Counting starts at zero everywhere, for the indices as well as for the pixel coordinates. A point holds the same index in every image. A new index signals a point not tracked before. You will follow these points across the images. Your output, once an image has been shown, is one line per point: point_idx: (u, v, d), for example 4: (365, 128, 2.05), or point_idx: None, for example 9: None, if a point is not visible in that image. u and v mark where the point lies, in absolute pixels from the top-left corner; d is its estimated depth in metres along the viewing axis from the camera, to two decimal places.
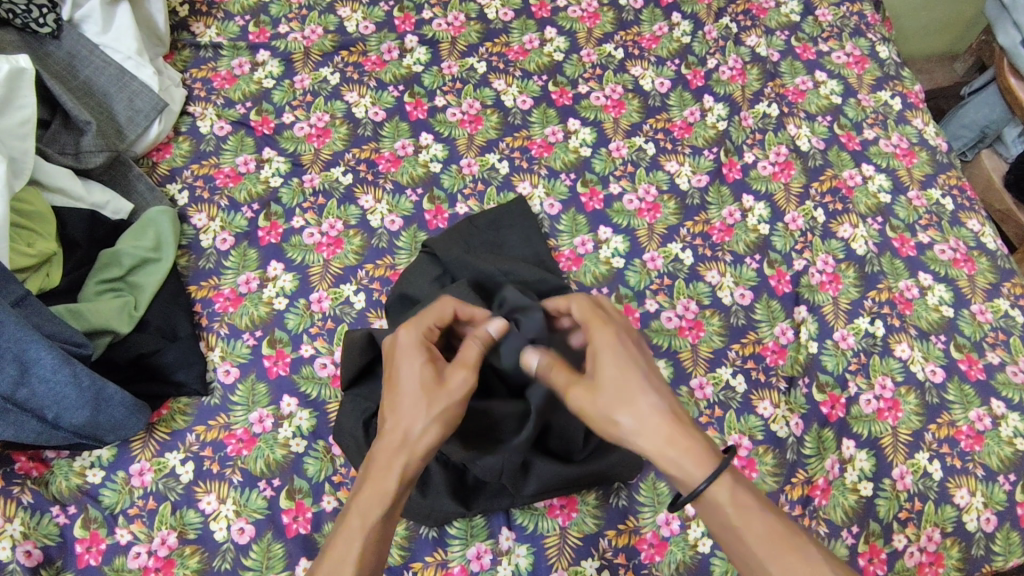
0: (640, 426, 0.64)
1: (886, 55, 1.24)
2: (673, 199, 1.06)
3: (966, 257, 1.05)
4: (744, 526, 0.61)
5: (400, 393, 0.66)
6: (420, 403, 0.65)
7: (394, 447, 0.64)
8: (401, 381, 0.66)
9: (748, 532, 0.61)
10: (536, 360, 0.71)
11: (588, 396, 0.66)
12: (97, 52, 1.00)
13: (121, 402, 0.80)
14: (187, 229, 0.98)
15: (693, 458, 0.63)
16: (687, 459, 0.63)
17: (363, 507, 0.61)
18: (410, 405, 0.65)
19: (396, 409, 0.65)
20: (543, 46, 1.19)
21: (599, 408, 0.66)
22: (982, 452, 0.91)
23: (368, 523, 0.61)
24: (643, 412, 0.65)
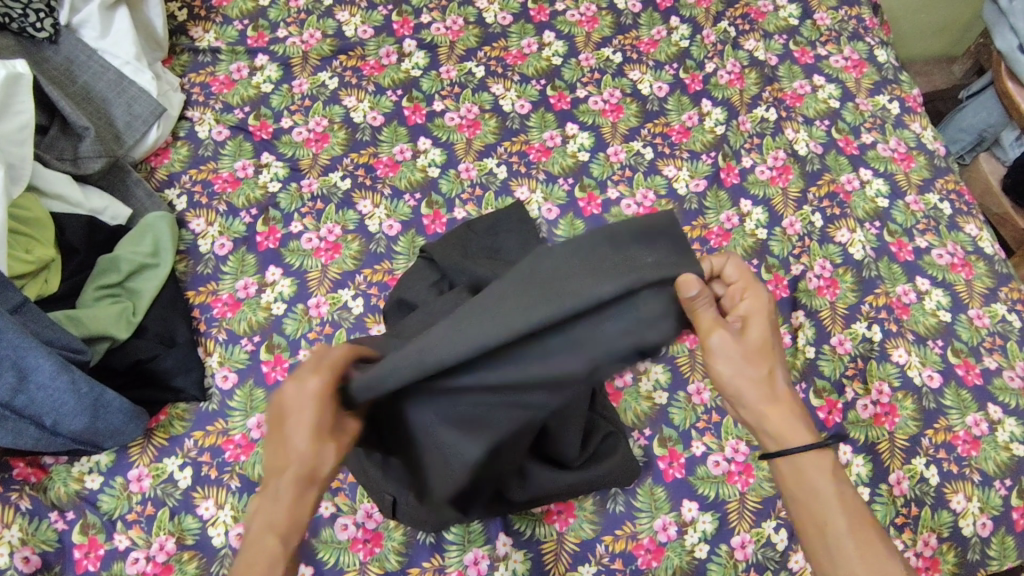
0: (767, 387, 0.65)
1: (884, 60, 1.24)
2: (670, 204, 1.06)
3: (963, 261, 1.05)
4: (841, 502, 0.62)
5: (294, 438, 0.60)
6: (319, 440, 0.61)
7: (300, 485, 0.60)
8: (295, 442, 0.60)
9: (836, 502, 0.62)
10: (695, 289, 0.62)
11: (735, 341, 0.64)
12: (95, 58, 1.00)
13: (119, 408, 0.80)
14: (185, 235, 0.99)
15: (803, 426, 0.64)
16: (796, 427, 0.64)
17: (279, 532, 0.59)
18: (308, 443, 0.61)
19: (291, 446, 0.61)
20: (541, 51, 1.19)
21: (738, 359, 0.64)
22: (978, 457, 0.91)
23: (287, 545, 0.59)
24: (771, 380, 0.65)
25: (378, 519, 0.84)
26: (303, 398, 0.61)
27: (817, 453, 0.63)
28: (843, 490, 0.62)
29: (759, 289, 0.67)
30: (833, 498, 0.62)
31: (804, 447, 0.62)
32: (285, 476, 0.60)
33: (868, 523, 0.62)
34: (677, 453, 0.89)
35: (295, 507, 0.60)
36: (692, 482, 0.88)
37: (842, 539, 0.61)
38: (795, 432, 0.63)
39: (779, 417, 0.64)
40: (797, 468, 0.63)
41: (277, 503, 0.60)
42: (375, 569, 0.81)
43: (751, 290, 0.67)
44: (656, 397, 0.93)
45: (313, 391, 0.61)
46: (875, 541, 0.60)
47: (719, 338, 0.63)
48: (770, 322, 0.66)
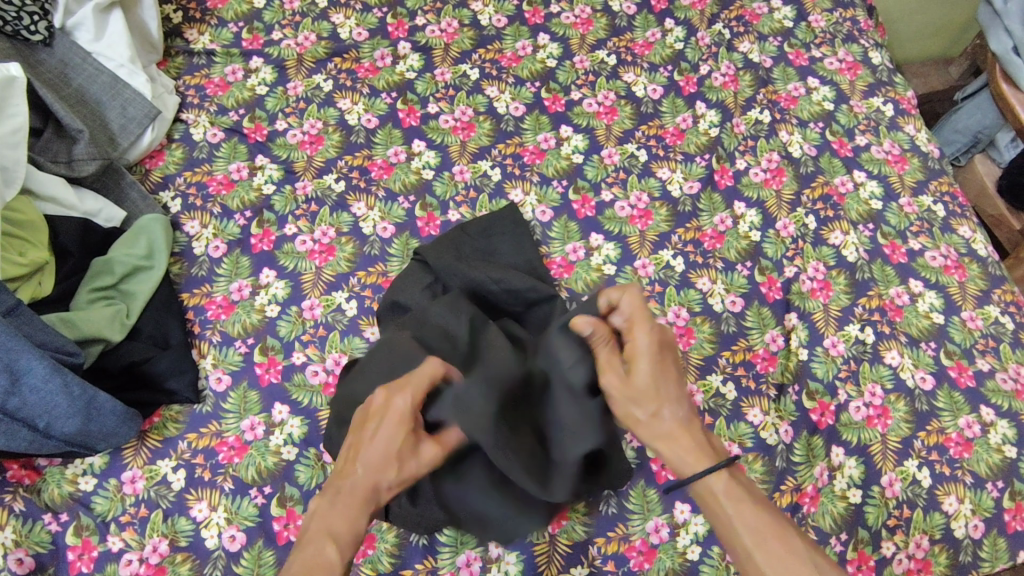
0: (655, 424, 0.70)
1: (878, 62, 1.24)
2: (664, 206, 1.07)
3: (957, 264, 1.05)
4: (739, 516, 0.66)
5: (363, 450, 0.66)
6: (388, 465, 0.65)
7: (361, 496, 0.64)
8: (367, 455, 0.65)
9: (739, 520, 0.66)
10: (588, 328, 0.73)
11: (623, 387, 0.70)
12: (89, 60, 1.00)
13: (112, 410, 0.80)
14: (179, 236, 0.99)
15: (701, 455, 0.69)
16: (692, 456, 0.69)
17: (337, 539, 0.63)
18: (379, 463, 0.65)
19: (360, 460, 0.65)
20: (536, 53, 1.19)
21: (628, 401, 0.70)
22: (971, 459, 0.91)
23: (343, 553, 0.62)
24: (661, 419, 0.70)
25: (371, 521, 0.84)
26: (387, 421, 0.66)
27: (710, 478, 0.68)
28: (741, 509, 0.66)
29: (647, 326, 0.72)
30: (739, 517, 0.66)
31: (704, 473, 0.68)
32: (353, 485, 0.65)
33: (777, 535, 0.65)
34: None
35: (354, 519, 0.64)
36: (685, 484, 0.88)
37: (753, 555, 0.64)
38: (687, 459, 0.69)
39: (680, 446, 0.69)
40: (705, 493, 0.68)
41: (338, 510, 0.64)
42: (368, 571, 0.82)
43: (636, 331, 0.72)
44: None
45: (398, 414, 0.67)
46: (779, 540, 0.64)
47: (608, 383, 0.70)
48: (655, 364, 0.70)
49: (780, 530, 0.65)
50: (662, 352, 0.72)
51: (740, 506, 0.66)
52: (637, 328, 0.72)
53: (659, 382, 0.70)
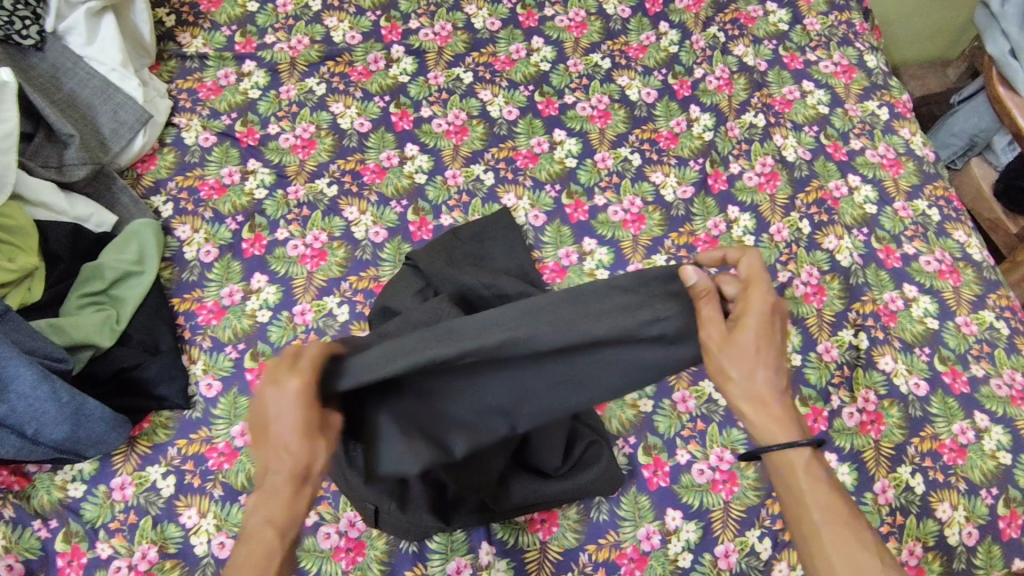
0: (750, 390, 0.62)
1: (874, 65, 1.24)
2: (657, 210, 1.06)
3: (951, 268, 1.05)
4: (816, 494, 0.61)
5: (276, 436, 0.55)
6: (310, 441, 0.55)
7: (287, 485, 0.55)
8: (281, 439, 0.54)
9: (812, 496, 0.61)
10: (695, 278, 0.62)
11: (722, 344, 0.61)
12: (81, 64, 1.00)
13: (101, 417, 0.80)
14: (170, 242, 0.99)
15: (788, 427, 0.62)
16: (778, 427, 0.62)
17: (277, 522, 0.56)
18: (297, 445, 0.55)
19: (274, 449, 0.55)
20: (529, 56, 1.18)
21: (728, 359, 0.61)
22: (965, 466, 0.91)
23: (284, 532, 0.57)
24: (761, 382, 0.62)
25: (361, 528, 0.84)
26: (280, 402, 0.54)
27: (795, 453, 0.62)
28: (818, 486, 0.61)
29: (761, 293, 0.62)
30: (813, 493, 0.61)
31: (785, 444, 0.61)
32: (272, 473, 0.55)
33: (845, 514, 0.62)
34: (661, 462, 0.89)
35: (290, 504, 0.56)
36: (677, 491, 0.87)
37: (819, 530, 0.61)
38: (777, 431, 0.62)
39: (763, 417, 0.62)
40: (780, 464, 0.62)
41: (271, 502, 0.55)
42: None
43: (750, 294, 0.62)
44: (641, 405, 0.92)
45: (291, 396, 0.54)
46: (850, 532, 0.61)
47: (706, 338, 0.61)
48: (765, 327, 0.61)
49: (851, 523, 0.61)
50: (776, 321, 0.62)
51: (815, 486, 0.62)
52: (754, 292, 0.62)
53: (762, 345, 0.61)
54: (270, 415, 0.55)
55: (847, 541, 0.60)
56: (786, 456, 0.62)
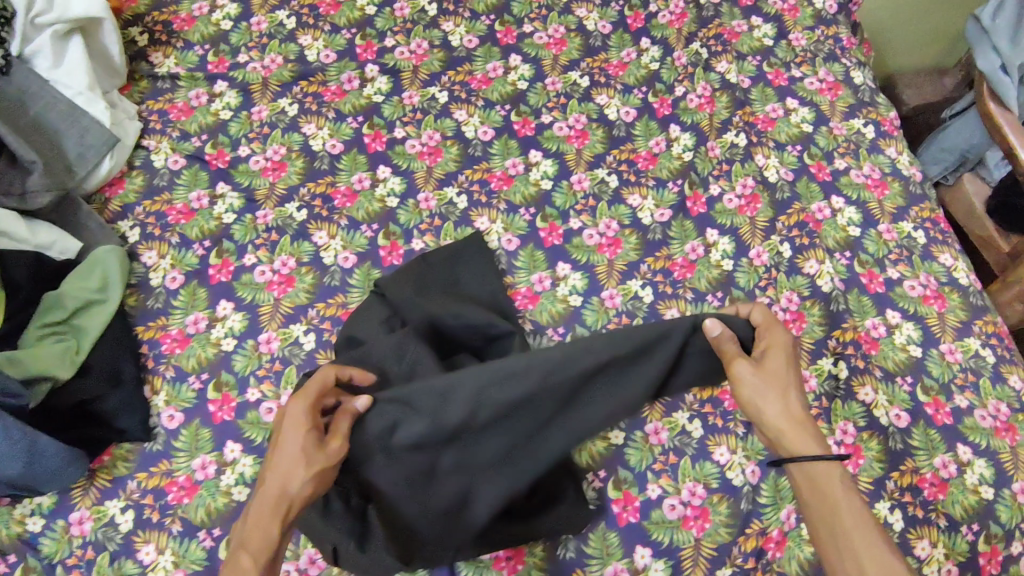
0: (787, 412, 0.72)
1: (860, 81, 1.21)
2: (634, 234, 1.04)
3: (936, 293, 1.02)
4: (850, 504, 0.67)
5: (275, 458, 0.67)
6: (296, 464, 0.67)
7: (271, 501, 0.65)
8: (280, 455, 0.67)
9: (845, 504, 0.67)
10: (718, 330, 0.75)
11: (758, 371, 0.73)
12: (46, 88, 0.98)
13: (56, 453, 0.78)
14: (136, 268, 0.98)
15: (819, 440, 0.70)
16: (811, 440, 0.70)
17: (250, 548, 0.62)
18: (284, 466, 0.66)
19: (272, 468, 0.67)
20: (507, 75, 1.16)
21: (757, 386, 0.73)
22: (945, 501, 0.88)
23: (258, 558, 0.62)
24: (790, 401, 0.72)
25: (322, 565, 0.82)
26: (288, 426, 0.69)
27: (824, 462, 0.69)
28: (851, 497, 0.68)
29: (778, 328, 0.76)
30: (852, 511, 0.67)
31: (818, 458, 0.69)
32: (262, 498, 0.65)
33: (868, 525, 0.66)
34: (632, 497, 0.87)
35: (262, 530, 0.63)
36: (646, 527, 0.85)
37: (847, 530, 0.66)
38: (805, 442, 0.70)
39: (797, 428, 0.71)
40: (813, 480, 0.69)
41: (252, 524, 0.64)
42: None
43: (773, 329, 0.76)
44: (612, 437, 0.90)
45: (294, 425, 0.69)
46: (882, 542, 0.65)
47: (739, 372, 0.73)
48: (788, 355, 0.74)
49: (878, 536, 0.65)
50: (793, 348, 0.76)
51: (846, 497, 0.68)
52: (773, 326, 0.76)
53: (788, 369, 0.74)
54: (279, 436, 0.69)
55: (875, 548, 0.64)
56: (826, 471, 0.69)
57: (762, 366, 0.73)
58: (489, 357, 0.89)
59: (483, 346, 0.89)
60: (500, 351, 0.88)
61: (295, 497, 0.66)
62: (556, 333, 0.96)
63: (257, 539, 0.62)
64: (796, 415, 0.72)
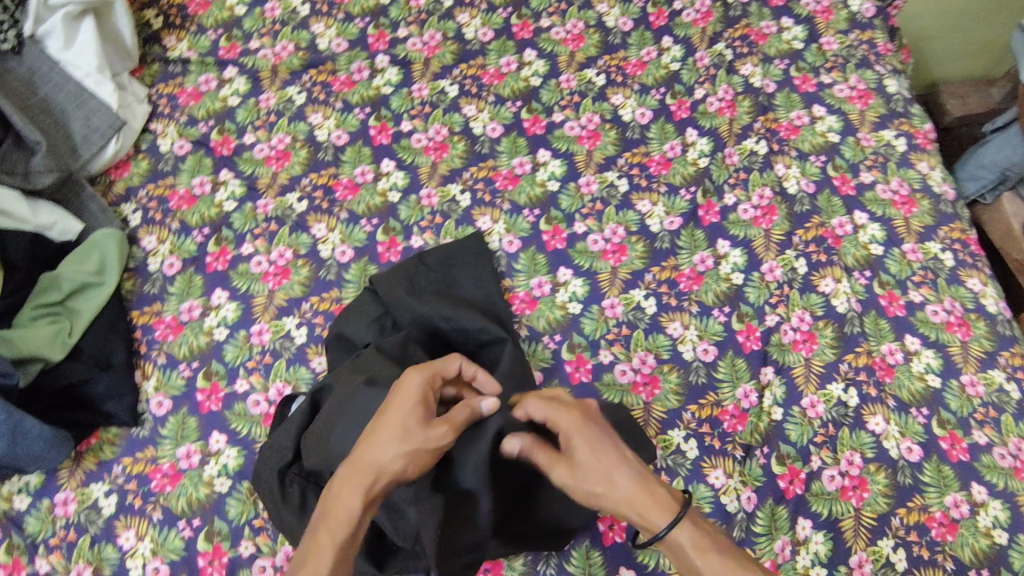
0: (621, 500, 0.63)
1: (894, 90, 1.14)
2: (641, 241, 1.00)
3: (961, 320, 0.96)
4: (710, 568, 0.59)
5: (382, 426, 0.64)
6: (398, 442, 0.63)
7: (366, 476, 0.61)
8: (385, 422, 0.64)
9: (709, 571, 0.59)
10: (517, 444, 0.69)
11: (571, 470, 0.65)
12: (57, 69, 0.99)
13: (40, 435, 0.79)
14: (135, 252, 0.98)
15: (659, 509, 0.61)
16: (652, 510, 0.61)
17: (331, 523, 0.58)
18: (387, 441, 0.63)
19: (371, 439, 0.63)
20: (520, 70, 1.13)
21: (581, 480, 0.64)
22: (955, 544, 0.83)
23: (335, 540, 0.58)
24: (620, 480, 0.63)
25: None
26: (396, 398, 0.66)
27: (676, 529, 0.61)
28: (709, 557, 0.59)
29: (569, 412, 0.68)
30: (708, 567, 0.59)
31: (664, 529, 0.61)
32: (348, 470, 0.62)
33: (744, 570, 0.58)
34: (619, 516, 0.84)
35: (348, 500, 0.59)
36: (632, 549, 0.82)
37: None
38: (654, 511, 0.61)
39: (643, 503, 0.62)
40: (673, 549, 0.61)
41: (340, 501, 0.60)
42: None
43: (558, 419, 0.68)
44: None
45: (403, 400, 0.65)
46: None
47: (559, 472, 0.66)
48: (589, 439, 0.65)
49: None
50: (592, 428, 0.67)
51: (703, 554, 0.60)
52: (556, 415, 0.68)
53: (602, 456, 0.64)
54: (388, 407, 0.66)
55: None
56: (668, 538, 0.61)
57: (557, 458, 0.67)
58: (479, 364, 0.86)
59: (474, 351, 0.87)
60: (490, 357, 0.86)
61: (385, 472, 0.62)
62: (552, 341, 0.93)
63: (342, 511, 0.59)
64: (634, 495, 0.62)
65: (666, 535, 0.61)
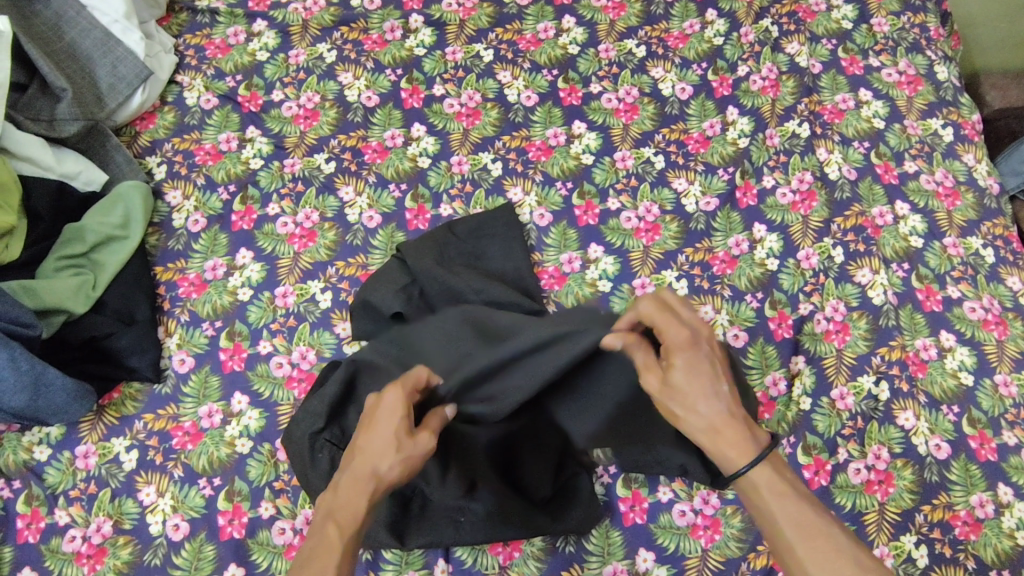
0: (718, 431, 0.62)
1: (944, 77, 1.10)
2: (675, 221, 0.97)
3: (998, 319, 0.94)
4: (784, 512, 0.58)
5: (369, 433, 0.61)
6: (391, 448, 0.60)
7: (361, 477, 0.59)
8: (371, 429, 0.61)
9: (784, 519, 0.58)
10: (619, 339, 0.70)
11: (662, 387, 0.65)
12: (83, 14, 0.96)
13: (62, 387, 0.78)
14: (160, 207, 0.96)
15: (741, 450, 0.61)
16: (731, 447, 0.61)
17: (339, 519, 0.58)
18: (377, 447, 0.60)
19: (360, 447, 0.61)
20: (558, 37, 1.09)
21: (687, 391, 0.63)
22: (978, 543, 0.82)
23: (344, 539, 0.57)
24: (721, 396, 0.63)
25: None
26: (382, 408, 0.62)
27: (753, 471, 0.60)
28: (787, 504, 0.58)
29: (673, 324, 0.65)
30: (785, 515, 0.58)
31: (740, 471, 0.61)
32: (353, 466, 0.60)
33: (838, 542, 0.56)
34: (641, 497, 0.83)
35: (353, 505, 0.58)
36: (652, 530, 0.81)
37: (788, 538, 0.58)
38: (729, 452, 0.61)
39: (732, 437, 0.62)
40: (746, 487, 0.61)
41: (338, 496, 0.59)
42: None
43: (665, 329, 0.65)
44: None
45: (394, 403, 0.62)
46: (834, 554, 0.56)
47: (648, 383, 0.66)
48: (690, 361, 0.64)
49: (831, 535, 0.57)
50: (700, 347, 0.65)
51: (781, 498, 0.59)
52: (666, 326, 0.65)
53: (694, 376, 0.63)
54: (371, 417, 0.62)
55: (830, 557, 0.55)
56: (748, 477, 0.60)
57: (651, 364, 0.67)
58: None
59: None
60: None
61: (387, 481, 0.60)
62: None
63: (346, 513, 0.58)
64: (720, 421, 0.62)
65: (745, 475, 0.60)
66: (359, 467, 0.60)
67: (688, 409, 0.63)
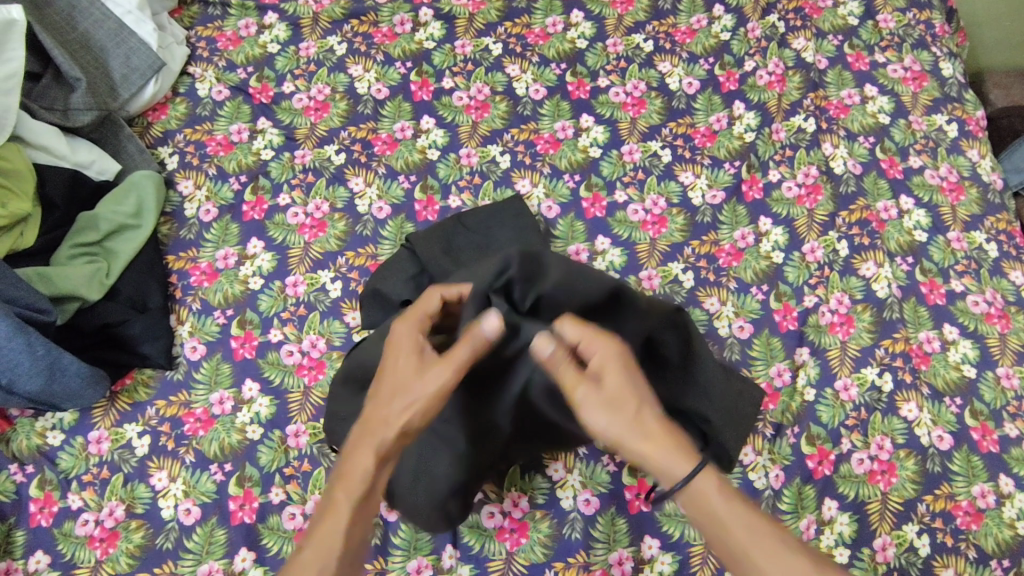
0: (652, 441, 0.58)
1: (949, 73, 1.11)
2: (682, 214, 0.98)
3: (1001, 312, 0.95)
4: (732, 515, 0.56)
5: (385, 380, 0.62)
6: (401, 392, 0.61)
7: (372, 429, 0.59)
8: (388, 372, 0.62)
9: (732, 521, 0.56)
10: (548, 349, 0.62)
11: (593, 400, 0.59)
12: (97, 4, 0.96)
13: (77, 372, 0.79)
14: (172, 196, 0.97)
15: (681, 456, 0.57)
16: (671, 457, 0.57)
17: (347, 482, 0.57)
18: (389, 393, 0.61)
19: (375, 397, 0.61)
20: (566, 31, 1.10)
21: (609, 412, 0.59)
22: (979, 532, 0.83)
23: (353, 496, 0.57)
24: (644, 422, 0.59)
25: None
26: (393, 356, 0.64)
27: (699, 478, 0.57)
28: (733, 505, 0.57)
29: (600, 339, 0.61)
30: (731, 514, 0.56)
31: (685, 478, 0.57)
32: (365, 423, 0.60)
33: (784, 538, 0.56)
34: (646, 485, 0.84)
35: (359, 462, 0.58)
36: (658, 518, 0.83)
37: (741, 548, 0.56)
38: (670, 460, 0.57)
39: (669, 453, 0.58)
40: (691, 497, 0.57)
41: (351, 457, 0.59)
42: None
43: (592, 343, 0.61)
44: None
45: (406, 344, 0.64)
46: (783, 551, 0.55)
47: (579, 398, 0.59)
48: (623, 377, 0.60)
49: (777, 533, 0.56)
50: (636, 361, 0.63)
51: (728, 502, 0.57)
52: (592, 341, 0.61)
53: (628, 388, 0.59)
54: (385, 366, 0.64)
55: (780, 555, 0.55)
56: (695, 485, 0.57)
57: (580, 376, 0.60)
58: None
59: None
60: None
61: (397, 427, 0.59)
62: None
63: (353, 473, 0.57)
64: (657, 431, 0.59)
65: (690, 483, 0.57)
66: (372, 419, 0.60)
67: (615, 436, 0.59)
